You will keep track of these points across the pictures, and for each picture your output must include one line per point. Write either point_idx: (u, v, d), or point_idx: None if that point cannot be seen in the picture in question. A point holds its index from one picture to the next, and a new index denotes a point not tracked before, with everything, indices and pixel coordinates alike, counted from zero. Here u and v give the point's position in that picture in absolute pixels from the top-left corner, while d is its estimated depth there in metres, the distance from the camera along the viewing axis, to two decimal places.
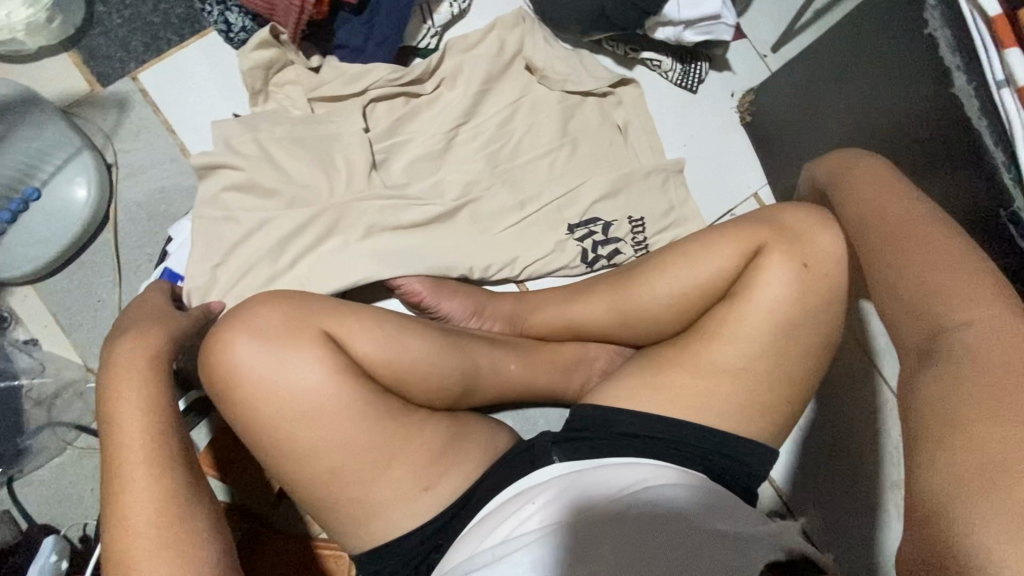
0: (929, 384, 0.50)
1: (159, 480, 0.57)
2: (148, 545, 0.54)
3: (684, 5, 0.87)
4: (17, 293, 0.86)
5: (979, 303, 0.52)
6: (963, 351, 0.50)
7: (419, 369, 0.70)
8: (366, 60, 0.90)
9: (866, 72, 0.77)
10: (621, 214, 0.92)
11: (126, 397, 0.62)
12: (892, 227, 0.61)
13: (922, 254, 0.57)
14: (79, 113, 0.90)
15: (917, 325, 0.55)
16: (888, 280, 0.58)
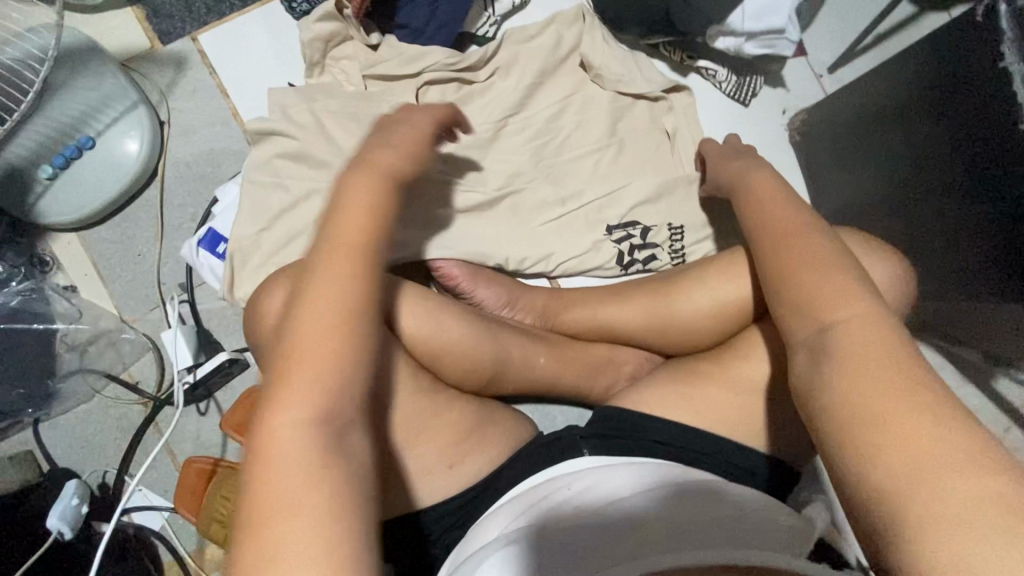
0: (825, 386, 0.48)
1: (320, 396, 0.47)
2: (312, 483, 0.44)
3: (749, 17, 0.85)
4: (61, 240, 0.88)
5: (848, 300, 0.51)
6: (845, 351, 0.48)
7: (455, 352, 0.72)
8: (425, 42, 0.90)
9: (923, 100, 0.77)
10: (661, 220, 0.91)
11: (331, 278, 0.50)
12: (775, 233, 0.61)
13: (800, 262, 0.56)
14: (137, 68, 0.91)
15: (800, 322, 0.53)
16: (776, 285, 0.57)
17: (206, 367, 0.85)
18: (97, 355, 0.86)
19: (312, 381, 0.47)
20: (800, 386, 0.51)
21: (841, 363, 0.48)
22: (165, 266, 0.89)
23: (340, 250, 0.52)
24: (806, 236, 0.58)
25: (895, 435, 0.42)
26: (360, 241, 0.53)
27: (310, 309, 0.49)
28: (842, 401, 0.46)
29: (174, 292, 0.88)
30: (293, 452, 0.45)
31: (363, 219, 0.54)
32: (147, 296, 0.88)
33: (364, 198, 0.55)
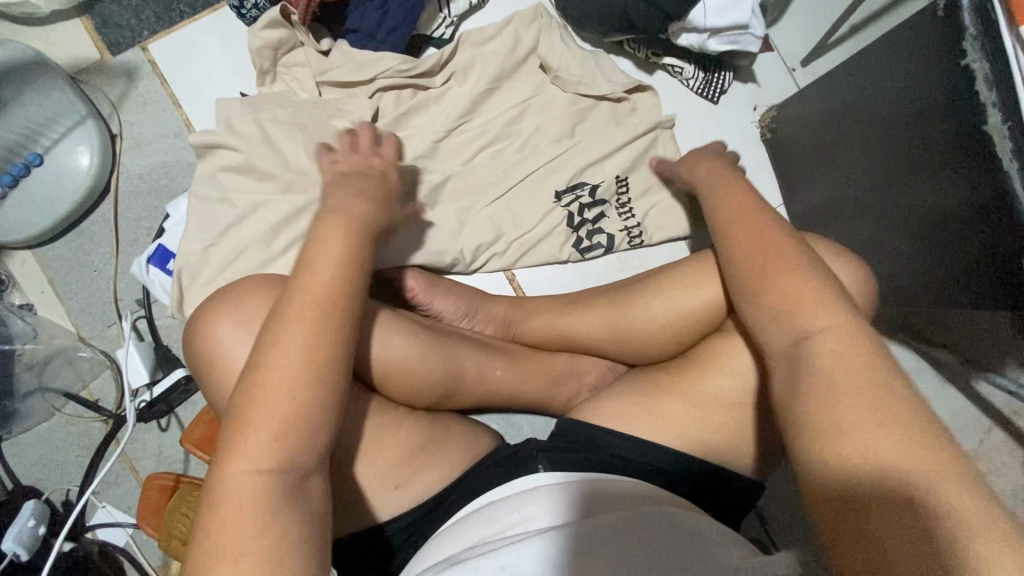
0: (806, 402, 0.47)
1: (277, 446, 0.48)
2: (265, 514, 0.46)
3: (711, 12, 0.82)
4: (16, 258, 0.87)
5: (824, 311, 0.50)
6: (828, 370, 0.48)
7: (403, 367, 0.70)
8: (379, 46, 0.88)
9: (891, 97, 0.74)
10: (609, 175, 0.90)
11: (296, 333, 0.51)
12: (738, 241, 0.58)
13: (776, 272, 0.54)
14: (87, 80, 0.89)
15: (780, 329, 0.52)
16: (751, 294, 0.55)
17: (162, 384, 0.84)
18: (56, 373, 0.86)
19: (274, 434, 0.48)
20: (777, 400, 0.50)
21: (823, 380, 0.47)
22: (121, 282, 0.88)
23: (299, 306, 0.52)
24: (785, 242, 0.56)
25: (861, 455, 0.43)
26: (333, 294, 0.54)
27: (269, 368, 0.49)
28: (816, 418, 0.46)
29: (132, 307, 0.88)
30: (243, 497, 0.46)
31: (338, 273, 0.55)
32: (105, 313, 0.87)
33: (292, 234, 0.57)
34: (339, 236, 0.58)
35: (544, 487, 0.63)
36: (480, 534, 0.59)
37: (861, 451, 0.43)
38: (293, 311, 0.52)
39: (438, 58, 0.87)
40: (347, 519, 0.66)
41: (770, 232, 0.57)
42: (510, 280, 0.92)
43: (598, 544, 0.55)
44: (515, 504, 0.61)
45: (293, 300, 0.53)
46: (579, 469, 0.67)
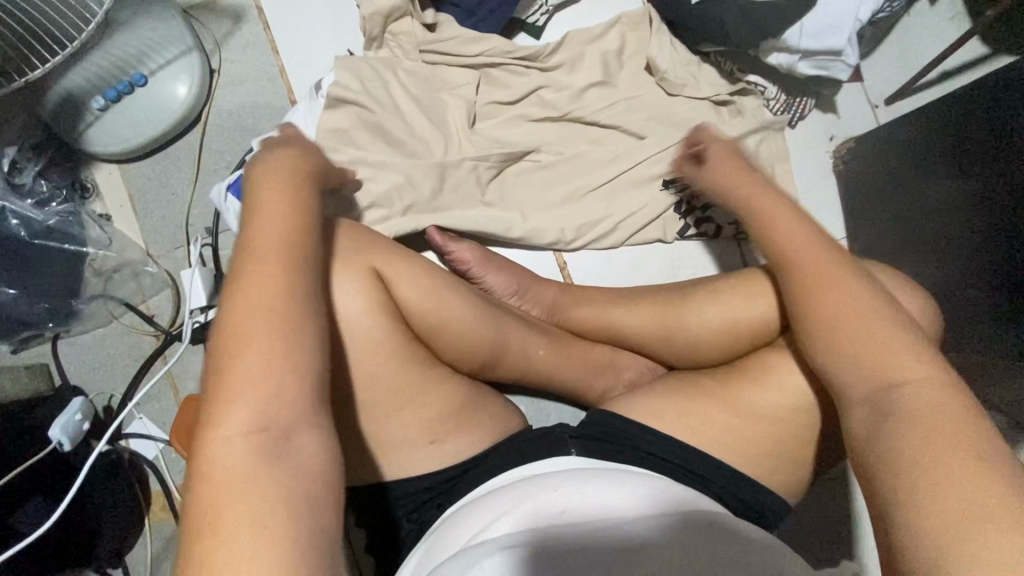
0: (894, 444, 0.47)
1: (264, 407, 0.44)
2: (239, 483, 0.42)
3: (807, 34, 0.83)
4: (103, 169, 0.92)
5: (905, 356, 0.51)
6: (906, 413, 0.48)
7: (453, 327, 0.71)
8: (476, 24, 0.92)
9: (988, 144, 0.74)
10: (717, 171, 0.93)
11: (256, 288, 0.47)
12: (804, 287, 0.58)
13: (858, 318, 0.54)
14: (197, 16, 0.94)
15: (861, 372, 0.52)
16: (821, 338, 0.55)
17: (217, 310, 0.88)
18: (121, 283, 0.90)
19: (249, 393, 0.44)
20: (863, 445, 0.50)
21: (909, 421, 0.47)
22: (194, 209, 0.92)
23: (243, 262, 0.48)
24: (853, 283, 0.56)
25: (949, 493, 0.43)
26: (278, 248, 0.49)
27: (236, 322, 0.45)
28: (908, 458, 0.46)
29: (200, 234, 0.91)
30: (234, 460, 0.42)
31: (286, 220, 0.51)
32: (174, 235, 0.91)
33: (271, 185, 0.54)
34: (276, 187, 0.53)
35: (579, 471, 0.62)
36: (474, 533, 0.58)
37: (941, 500, 0.43)
38: (245, 261, 0.48)
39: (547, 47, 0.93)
40: (378, 462, 0.68)
41: (830, 267, 0.57)
42: (560, 267, 0.94)
43: (600, 554, 0.53)
44: (515, 492, 0.60)
45: (246, 251, 0.49)
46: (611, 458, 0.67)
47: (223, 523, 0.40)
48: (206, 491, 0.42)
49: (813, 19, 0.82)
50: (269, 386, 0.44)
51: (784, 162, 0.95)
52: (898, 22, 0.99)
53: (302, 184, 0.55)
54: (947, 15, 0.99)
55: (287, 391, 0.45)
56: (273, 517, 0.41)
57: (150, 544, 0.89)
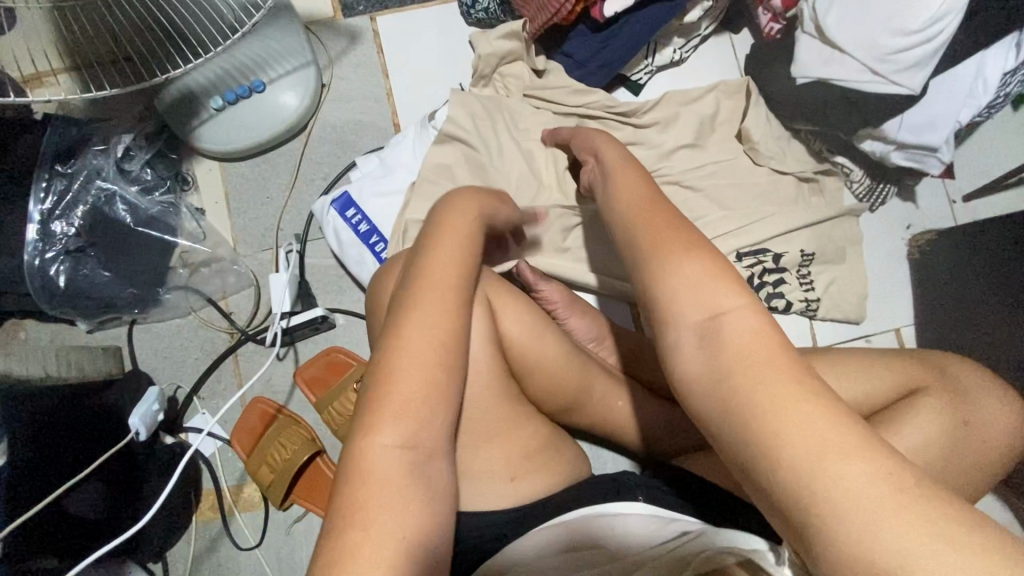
0: (748, 382, 0.40)
1: (412, 435, 0.48)
2: (389, 494, 0.46)
3: (906, 127, 0.86)
4: (204, 164, 0.94)
5: (696, 278, 0.45)
6: (741, 347, 0.41)
7: (544, 367, 0.73)
8: (585, 75, 0.94)
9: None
10: (794, 246, 0.95)
11: (424, 317, 0.52)
12: (640, 232, 0.50)
13: (674, 248, 0.47)
14: (316, 33, 0.98)
15: (690, 304, 0.44)
16: (655, 282, 0.46)
17: (300, 317, 0.88)
18: (204, 277, 0.91)
19: (408, 415, 0.48)
20: (696, 388, 0.42)
21: (741, 360, 0.41)
22: (286, 214, 0.94)
23: (418, 297, 0.53)
24: (669, 221, 0.50)
25: (797, 430, 0.37)
26: (450, 294, 0.54)
27: (407, 354, 0.50)
28: (748, 398, 0.39)
29: (289, 240, 0.93)
30: (386, 472, 0.46)
31: (454, 269, 0.56)
32: (264, 238, 0.93)
33: (460, 230, 0.59)
34: (451, 237, 0.58)
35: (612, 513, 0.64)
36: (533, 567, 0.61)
37: (815, 444, 0.36)
38: (419, 294, 0.53)
39: (645, 104, 0.96)
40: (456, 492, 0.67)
41: (646, 206, 0.53)
42: (634, 317, 0.96)
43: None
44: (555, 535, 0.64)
45: (417, 285, 0.54)
46: (675, 506, 0.65)
47: (376, 531, 0.44)
48: (354, 494, 0.46)
49: (913, 115, 0.85)
50: (429, 415, 0.49)
51: (857, 245, 0.97)
52: (982, 124, 1.03)
53: (472, 235, 0.59)
54: None
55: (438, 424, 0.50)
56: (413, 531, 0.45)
57: (193, 544, 0.87)
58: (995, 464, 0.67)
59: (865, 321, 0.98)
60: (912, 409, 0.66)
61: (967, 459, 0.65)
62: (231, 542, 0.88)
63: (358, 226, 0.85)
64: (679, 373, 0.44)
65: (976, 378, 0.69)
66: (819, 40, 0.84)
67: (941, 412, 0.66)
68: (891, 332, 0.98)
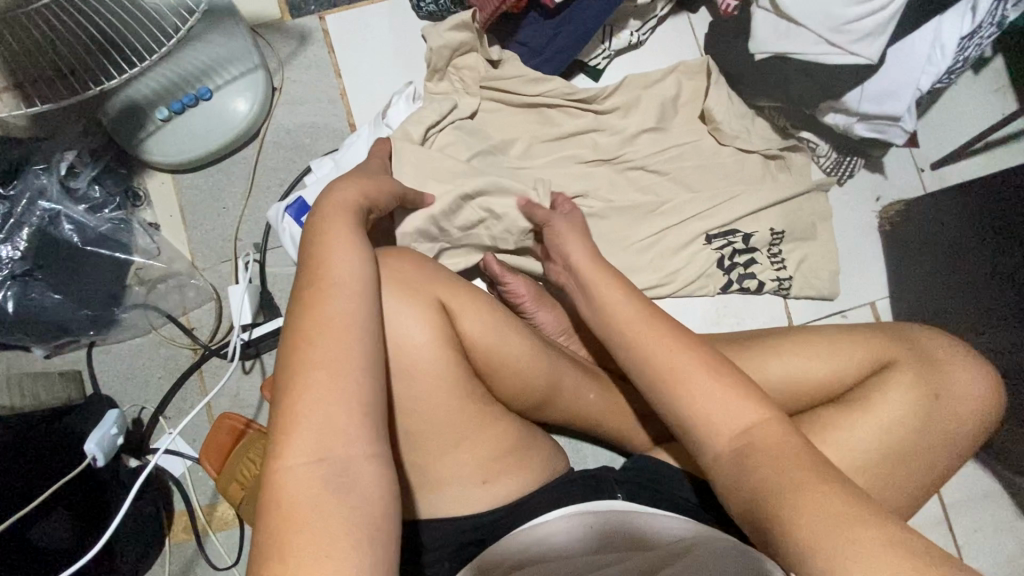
0: (766, 486, 0.49)
1: (323, 441, 0.46)
2: (309, 507, 0.44)
3: (866, 98, 0.84)
4: (157, 178, 0.91)
5: (713, 396, 0.54)
6: (768, 458, 0.50)
7: (510, 365, 0.71)
8: (541, 63, 0.92)
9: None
10: (763, 226, 0.94)
11: (319, 313, 0.51)
12: (652, 351, 0.59)
13: (689, 372, 0.56)
14: (263, 36, 0.95)
15: (722, 427, 0.53)
16: (680, 406, 0.56)
17: (265, 327, 0.87)
18: (162, 294, 0.89)
19: (319, 427, 0.46)
20: (737, 498, 0.51)
21: (770, 465, 0.50)
22: (244, 225, 0.92)
23: (304, 308, 0.52)
24: (682, 340, 0.59)
25: (812, 514, 0.45)
26: (343, 296, 0.53)
27: (305, 363, 0.48)
28: (774, 495, 0.48)
29: (248, 250, 0.91)
30: (305, 489, 0.45)
31: (338, 263, 0.55)
32: (222, 250, 0.91)
33: (335, 220, 0.58)
34: (330, 239, 0.56)
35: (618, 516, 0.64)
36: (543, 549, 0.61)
37: (827, 539, 0.44)
38: (309, 304, 0.52)
39: (604, 89, 0.94)
40: (425, 497, 0.66)
41: (647, 324, 0.61)
42: None
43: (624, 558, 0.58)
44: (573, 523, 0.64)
45: (299, 295, 0.53)
46: (655, 504, 0.66)
47: (299, 551, 0.42)
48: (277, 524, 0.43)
49: (874, 85, 0.84)
50: (337, 421, 0.47)
51: (827, 221, 0.96)
52: (946, 90, 1.02)
53: (353, 232, 0.58)
54: (991, 87, 1.04)
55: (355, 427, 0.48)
56: (336, 543, 0.42)
57: (167, 567, 0.85)
58: (970, 434, 0.66)
59: (838, 297, 0.97)
60: (882, 387, 0.66)
61: (940, 431, 0.65)
62: (206, 562, 0.86)
63: None
64: (722, 486, 0.53)
65: (952, 355, 0.67)
66: (773, 14, 0.82)
67: (909, 387, 0.65)
68: (867, 307, 0.97)
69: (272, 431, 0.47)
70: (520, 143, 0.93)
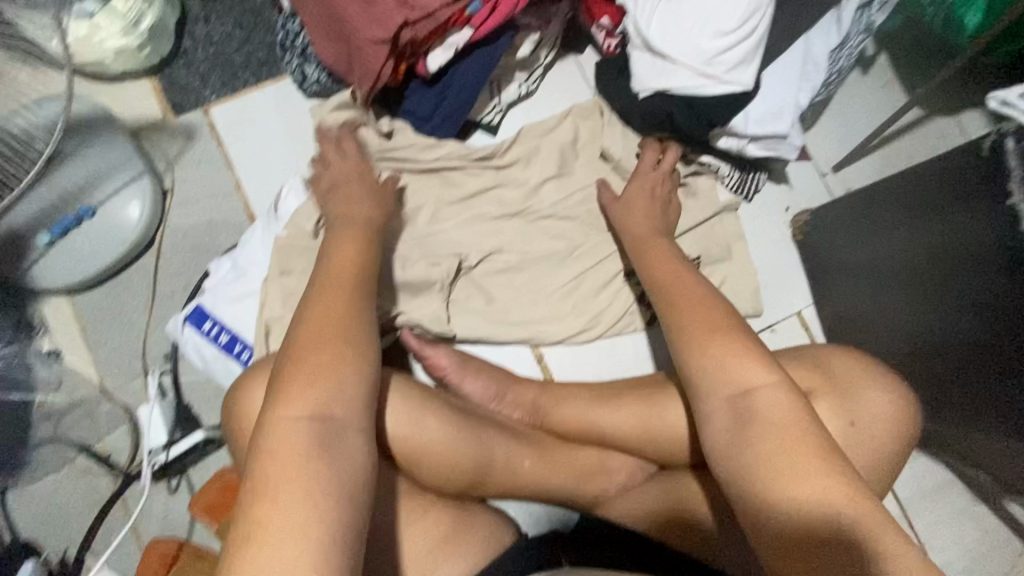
0: (763, 441, 0.55)
1: (318, 414, 0.52)
2: (297, 478, 0.48)
3: (752, 121, 0.85)
4: (53, 303, 0.88)
5: (729, 343, 0.62)
6: (764, 413, 0.56)
7: (432, 454, 0.72)
8: (432, 129, 0.91)
9: (926, 261, 0.76)
10: None
11: (332, 311, 0.60)
12: (680, 308, 0.68)
13: (704, 326, 0.64)
14: (148, 139, 0.93)
15: (726, 380, 0.60)
16: (692, 354, 0.63)
17: (179, 447, 0.83)
18: (72, 424, 0.85)
19: (320, 395, 0.53)
20: (725, 451, 0.57)
21: (766, 421, 0.56)
22: (152, 337, 0.88)
23: (317, 322, 0.59)
24: (702, 301, 0.68)
25: (811, 466, 0.52)
26: (348, 313, 0.61)
27: (315, 347, 0.56)
28: (778, 454, 0.54)
29: (159, 363, 0.87)
30: (294, 441, 0.50)
31: (353, 282, 0.65)
32: (131, 366, 0.87)
33: (353, 250, 0.70)
34: (345, 274, 0.66)
35: None
36: None
37: (813, 481, 0.52)
38: (321, 302, 0.61)
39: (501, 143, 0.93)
40: None
41: (683, 288, 0.72)
42: (537, 361, 0.96)
43: None
44: None
45: (315, 297, 0.62)
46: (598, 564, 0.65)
47: (281, 511, 0.46)
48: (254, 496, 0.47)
49: (756, 108, 0.85)
50: (337, 406, 0.53)
51: (740, 239, 0.97)
52: (837, 92, 1.04)
53: (369, 280, 0.68)
54: (878, 84, 1.05)
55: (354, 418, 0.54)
56: (315, 505, 0.47)
57: None
58: (886, 453, 0.67)
59: (764, 313, 0.98)
60: None
61: (857, 458, 0.66)
62: None
63: (218, 339, 0.79)
64: (712, 437, 0.59)
65: (856, 371, 0.69)
66: (648, 53, 0.84)
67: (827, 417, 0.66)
68: (794, 317, 0.99)
69: (273, 394, 0.53)
70: (426, 210, 0.92)
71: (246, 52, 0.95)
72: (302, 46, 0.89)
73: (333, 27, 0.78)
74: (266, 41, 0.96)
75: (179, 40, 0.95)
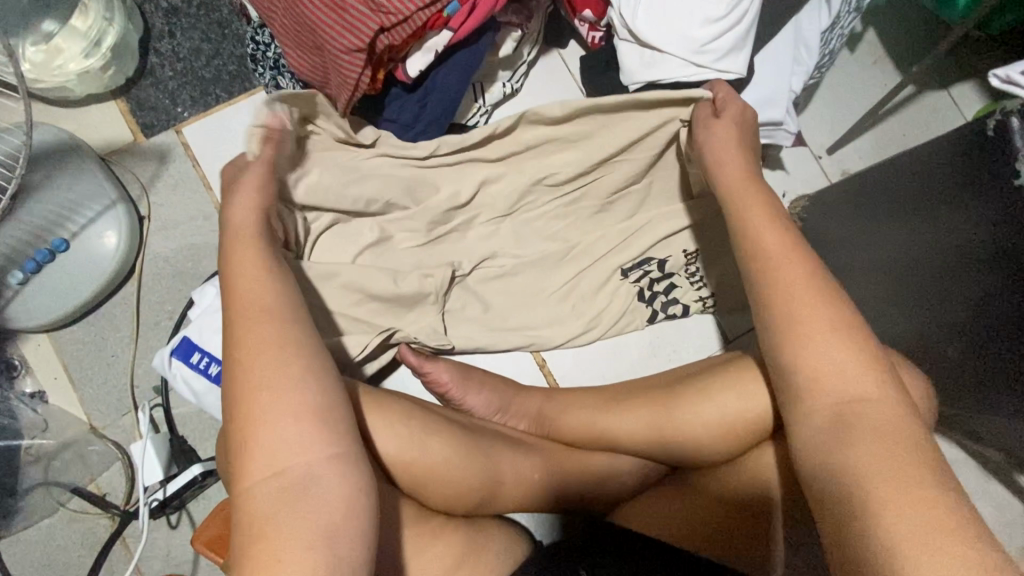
0: (859, 453, 0.49)
1: (291, 464, 0.48)
2: (291, 529, 0.46)
3: (745, 108, 0.82)
4: (31, 342, 0.84)
5: (845, 341, 0.54)
6: (871, 425, 0.51)
7: (438, 474, 0.69)
8: (416, 135, 0.86)
9: (923, 243, 0.75)
10: (675, 248, 0.92)
11: (266, 339, 0.54)
12: (786, 285, 0.58)
13: (828, 316, 0.55)
14: (119, 163, 0.88)
15: (840, 386, 0.53)
16: (801, 350, 0.55)
17: (177, 481, 0.79)
18: (62, 467, 0.82)
19: (280, 443, 0.49)
20: (818, 463, 0.52)
21: (869, 431, 0.50)
22: (139, 370, 0.85)
23: (253, 360, 0.53)
24: (819, 282, 0.57)
25: (895, 482, 0.47)
26: (283, 341, 0.54)
27: (257, 394, 0.51)
28: (869, 468, 0.48)
29: (148, 396, 0.84)
30: (272, 497, 0.47)
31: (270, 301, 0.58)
32: (119, 402, 0.84)
33: (263, 265, 0.61)
34: (267, 294, 0.58)
35: None
36: None
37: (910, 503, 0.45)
38: (248, 336, 0.55)
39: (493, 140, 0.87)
40: None
41: (786, 257, 0.59)
42: (540, 366, 0.94)
43: None
44: None
45: (241, 325, 0.56)
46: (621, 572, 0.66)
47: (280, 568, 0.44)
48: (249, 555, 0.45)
49: (748, 96, 0.82)
50: (290, 450, 0.49)
51: None
52: (828, 72, 1.02)
53: (291, 292, 0.60)
54: (868, 62, 1.02)
55: (313, 451, 0.49)
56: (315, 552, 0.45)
57: None
58: None
59: None
60: None
61: None
62: None
63: (208, 371, 0.76)
64: (808, 445, 0.54)
65: None
66: (636, 44, 0.81)
67: None
68: None
69: (236, 451, 0.50)
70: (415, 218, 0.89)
71: (215, 66, 0.91)
72: (274, 58, 0.85)
73: (304, 35, 0.74)
74: (235, 53, 0.92)
75: (144, 57, 0.90)
